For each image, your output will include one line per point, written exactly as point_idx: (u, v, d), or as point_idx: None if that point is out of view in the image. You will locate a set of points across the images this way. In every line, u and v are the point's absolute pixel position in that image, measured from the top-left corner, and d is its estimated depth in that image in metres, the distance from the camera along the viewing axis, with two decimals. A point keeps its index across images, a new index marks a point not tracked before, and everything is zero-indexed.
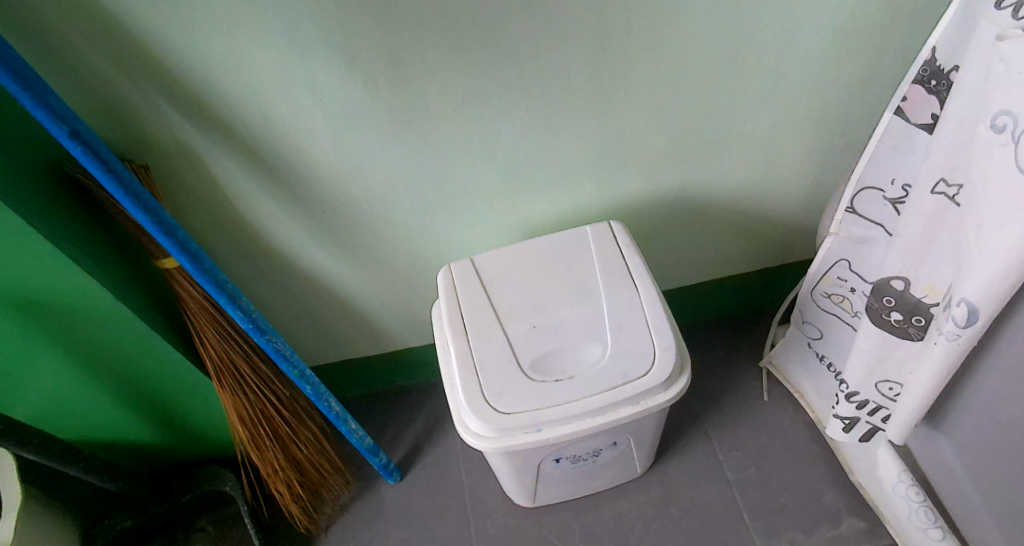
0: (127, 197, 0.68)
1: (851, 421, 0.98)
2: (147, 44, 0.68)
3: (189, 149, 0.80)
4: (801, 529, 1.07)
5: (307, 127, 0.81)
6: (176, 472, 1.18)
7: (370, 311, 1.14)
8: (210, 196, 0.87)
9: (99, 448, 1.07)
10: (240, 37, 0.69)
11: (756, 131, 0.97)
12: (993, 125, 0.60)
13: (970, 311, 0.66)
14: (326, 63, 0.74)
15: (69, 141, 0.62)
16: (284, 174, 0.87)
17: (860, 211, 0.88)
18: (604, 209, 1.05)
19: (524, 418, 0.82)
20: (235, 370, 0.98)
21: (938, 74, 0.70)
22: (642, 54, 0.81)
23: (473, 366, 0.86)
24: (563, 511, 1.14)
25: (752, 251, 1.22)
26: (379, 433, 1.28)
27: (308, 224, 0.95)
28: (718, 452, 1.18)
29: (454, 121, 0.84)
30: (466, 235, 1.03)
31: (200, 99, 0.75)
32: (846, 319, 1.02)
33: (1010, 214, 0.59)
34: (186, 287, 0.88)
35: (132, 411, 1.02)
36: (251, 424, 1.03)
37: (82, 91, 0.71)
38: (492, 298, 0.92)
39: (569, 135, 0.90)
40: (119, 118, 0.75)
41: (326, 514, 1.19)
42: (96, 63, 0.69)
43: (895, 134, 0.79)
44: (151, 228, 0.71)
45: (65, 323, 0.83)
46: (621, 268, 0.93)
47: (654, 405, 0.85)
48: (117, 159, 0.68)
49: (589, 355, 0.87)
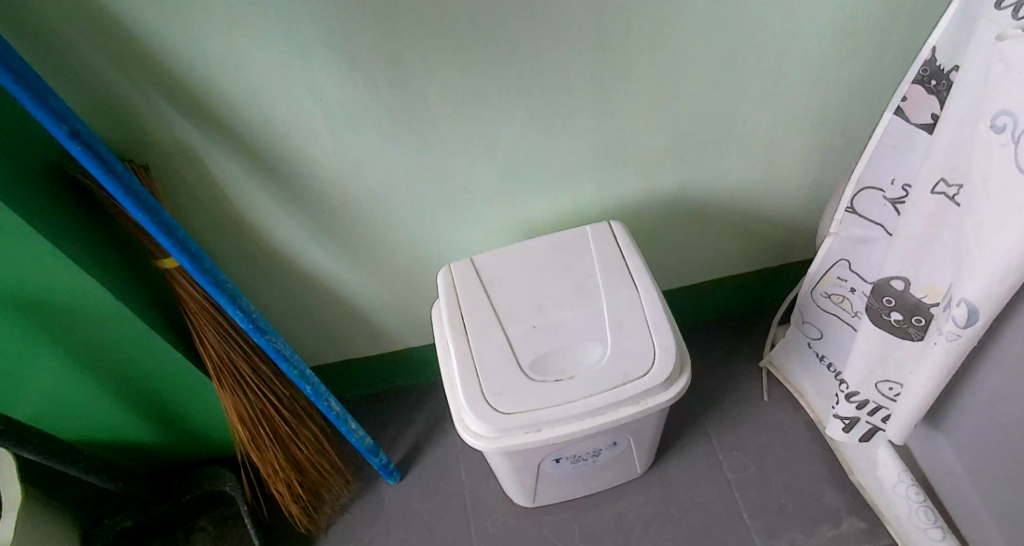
0: (127, 197, 0.68)
1: (851, 421, 0.98)
2: (147, 44, 0.68)
3: (189, 149, 0.80)
4: (801, 529, 1.07)
5: (307, 127, 0.81)
6: (177, 472, 1.18)
7: (370, 311, 1.14)
8: (210, 197, 0.87)
9: (99, 448, 1.06)
10: (240, 37, 0.69)
11: (756, 131, 0.97)
12: (993, 125, 0.60)
13: (970, 311, 0.66)
14: (326, 63, 0.74)
15: (69, 141, 0.62)
16: (284, 174, 0.87)
17: (860, 211, 0.88)
18: (603, 209, 1.05)
19: (525, 418, 0.82)
20: (235, 370, 0.98)
21: (938, 74, 0.70)
22: (642, 54, 0.81)
23: (473, 366, 0.86)
24: (563, 511, 1.14)
25: (751, 251, 1.22)
26: (379, 433, 1.28)
27: (308, 224, 0.95)
28: (718, 452, 1.18)
29: (453, 121, 0.84)
30: (465, 235, 1.03)
31: (200, 99, 0.75)
32: (846, 319, 1.02)
33: (1010, 214, 0.59)
34: (186, 287, 0.88)
35: (132, 412, 1.02)
36: (251, 424, 1.03)
37: (82, 91, 0.71)
38: (492, 298, 0.92)
39: (569, 135, 0.90)
40: (119, 118, 0.75)
41: (327, 514, 1.19)
42: (96, 63, 0.69)
43: (895, 134, 0.79)
44: (151, 228, 0.71)
45: (65, 323, 0.83)
46: (620, 268, 0.93)
47: (654, 405, 0.85)
48: (117, 159, 0.68)
49: (589, 355, 0.87)
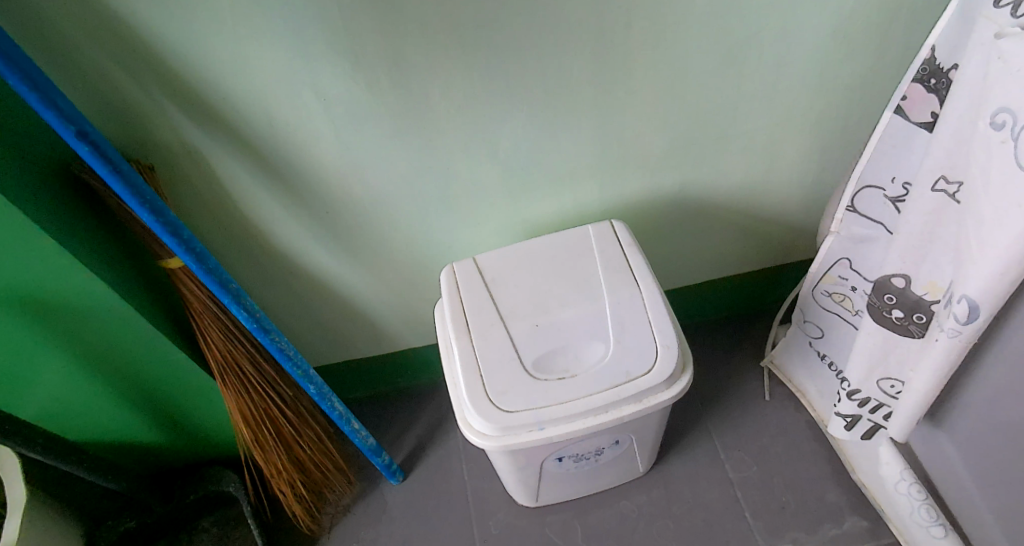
0: (132, 197, 0.68)
1: (853, 419, 0.99)
2: (152, 45, 0.69)
3: (194, 150, 0.81)
4: (804, 528, 1.07)
5: (310, 128, 0.81)
6: (180, 473, 1.18)
7: (372, 312, 1.15)
8: (214, 197, 0.88)
9: (102, 449, 1.07)
10: (244, 39, 0.70)
11: (756, 131, 0.97)
12: (992, 122, 0.60)
13: (970, 308, 0.66)
14: (330, 64, 0.74)
15: (76, 141, 0.63)
16: (288, 175, 0.87)
17: (860, 210, 0.89)
18: (605, 209, 1.06)
19: (527, 417, 0.82)
20: (239, 370, 0.98)
21: (938, 73, 0.71)
22: (643, 54, 0.82)
23: (475, 364, 0.87)
24: (566, 511, 1.14)
25: (752, 251, 1.23)
26: (382, 433, 1.29)
27: (311, 225, 0.95)
28: (719, 451, 1.18)
29: (455, 122, 0.84)
30: (468, 235, 1.04)
31: (205, 100, 0.76)
32: (848, 318, 1.02)
33: (1010, 211, 0.59)
34: (191, 287, 0.88)
35: (137, 413, 1.02)
36: (254, 424, 1.03)
37: (88, 92, 0.72)
38: (494, 298, 0.92)
39: (570, 135, 0.90)
40: (125, 119, 0.75)
41: (330, 514, 1.19)
42: (103, 64, 0.69)
43: (895, 133, 0.79)
44: (157, 228, 0.72)
45: (71, 323, 0.84)
46: (622, 268, 0.93)
47: (657, 404, 0.85)
48: (123, 159, 0.68)
49: (592, 353, 0.87)
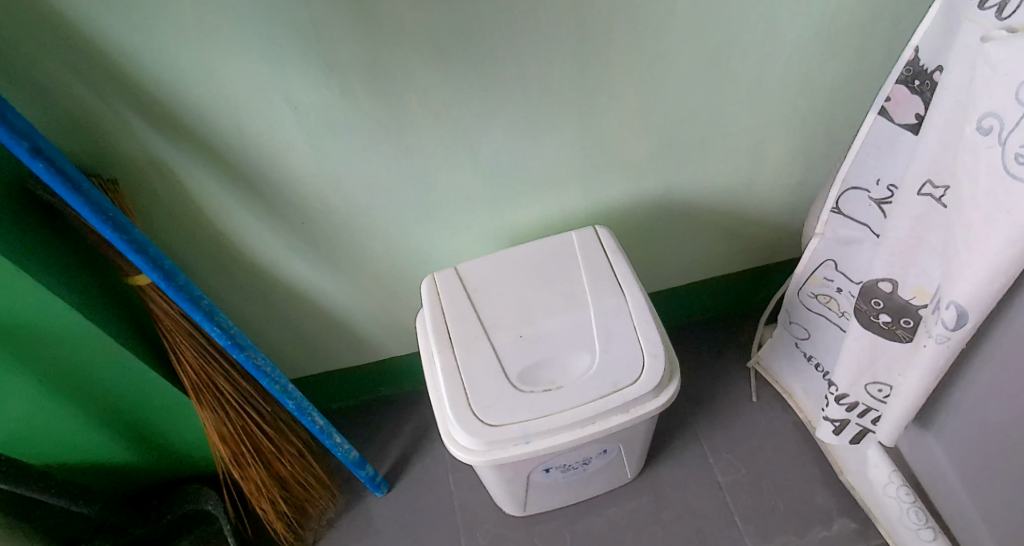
0: (94, 214, 0.65)
1: (841, 423, 0.98)
2: (111, 55, 0.65)
3: (160, 162, 0.77)
4: (793, 531, 1.06)
5: (282, 138, 0.78)
6: (155, 493, 1.14)
7: (353, 321, 1.12)
8: (182, 211, 0.84)
9: (71, 472, 1.03)
10: (210, 49, 0.67)
11: (740, 132, 0.96)
12: (979, 127, 0.59)
13: (958, 313, 0.66)
14: (302, 72, 0.71)
15: (30, 158, 0.59)
16: (261, 187, 0.84)
17: (845, 212, 0.88)
18: (588, 213, 1.04)
19: (514, 430, 0.80)
20: (213, 387, 0.95)
21: (922, 75, 0.70)
22: (625, 58, 0.80)
23: (459, 379, 0.84)
24: (555, 519, 1.13)
25: (736, 252, 1.22)
26: (366, 444, 1.26)
27: (286, 236, 0.92)
28: (708, 456, 1.17)
29: (434, 129, 0.82)
30: (450, 243, 1.01)
31: (169, 112, 0.72)
32: (834, 319, 1.01)
33: (997, 217, 0.58)
34: (160, 304, 0.84)
35: (109, 434, 0.99)
36: (231, 441, 1.00)
37: (43, 106, 0.68)
38: (478, 308, 0.90)
39: (552, 142, 0.89)
40: (86, 133, 0.72)
41: (313, 530, 1.16)
42: (59, 76, 0.66)
43: (879, 134, 0.78)
44: (122, 246, 0.68)
45: (35, 345, 0.80)
46: (607, 275, 0.92)
47: (645, 413, 0.84)
48: (82, 176, 0.65)
49: (578, 364, 0.86)
